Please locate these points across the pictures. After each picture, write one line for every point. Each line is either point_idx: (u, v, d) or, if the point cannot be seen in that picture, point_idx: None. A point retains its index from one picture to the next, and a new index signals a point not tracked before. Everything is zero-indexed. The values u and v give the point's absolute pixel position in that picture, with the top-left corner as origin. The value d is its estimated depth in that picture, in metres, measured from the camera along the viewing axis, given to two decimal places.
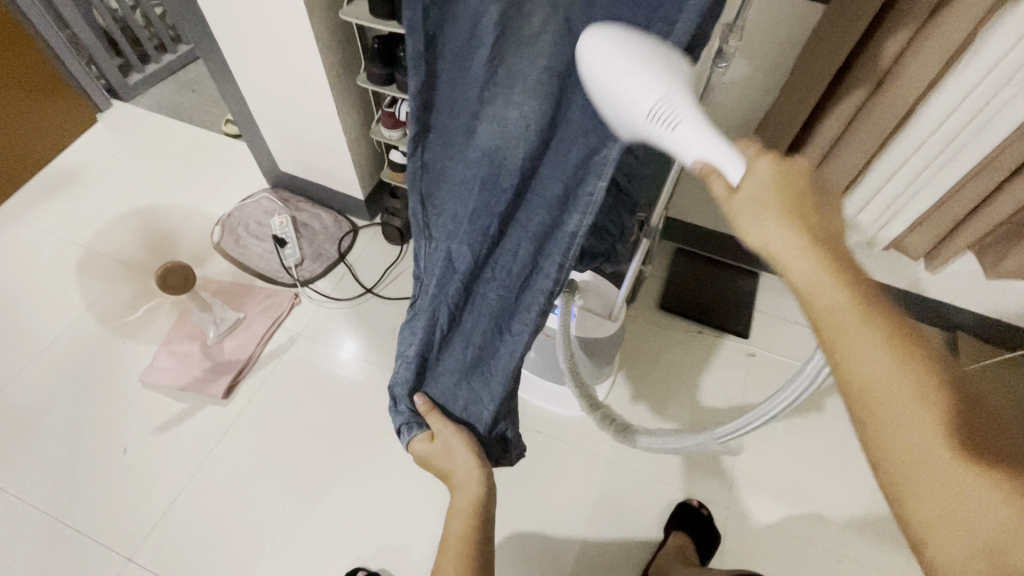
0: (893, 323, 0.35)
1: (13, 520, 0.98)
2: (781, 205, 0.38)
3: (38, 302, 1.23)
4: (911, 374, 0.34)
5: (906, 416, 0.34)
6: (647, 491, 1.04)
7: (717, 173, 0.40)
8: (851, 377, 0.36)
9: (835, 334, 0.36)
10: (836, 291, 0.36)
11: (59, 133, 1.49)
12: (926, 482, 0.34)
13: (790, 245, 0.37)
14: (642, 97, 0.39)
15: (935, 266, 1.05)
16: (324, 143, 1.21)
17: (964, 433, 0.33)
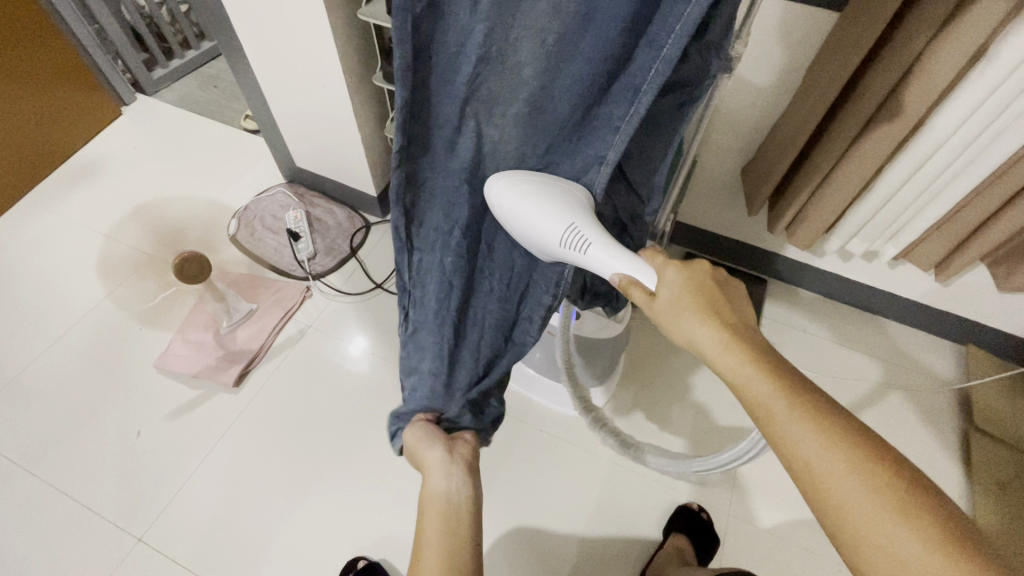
0: (816, 407, 0.41)
1: (31, 497, 1.01)
2: (696, 307, 0.47)
3: (60, 288, 1.27)
4: (842, 452, 0.39)
5: (846, 490, 0.38)
6: (648, 493, 1.04)
7: (636, 286, 0.50)
8: (793, 459, 0.41)
9: (769, 420, 0.42)
10: (761, 382, 0.43)
11: (86, 124, 1.54)
12: (881, 559, 0.37)
13: (711, 344, 0.46)
14: (552, 228, 0.51)
15: (946, 277, 1.04)
16: (339, 139, 1.23)
17: (907, 504, 0.37)
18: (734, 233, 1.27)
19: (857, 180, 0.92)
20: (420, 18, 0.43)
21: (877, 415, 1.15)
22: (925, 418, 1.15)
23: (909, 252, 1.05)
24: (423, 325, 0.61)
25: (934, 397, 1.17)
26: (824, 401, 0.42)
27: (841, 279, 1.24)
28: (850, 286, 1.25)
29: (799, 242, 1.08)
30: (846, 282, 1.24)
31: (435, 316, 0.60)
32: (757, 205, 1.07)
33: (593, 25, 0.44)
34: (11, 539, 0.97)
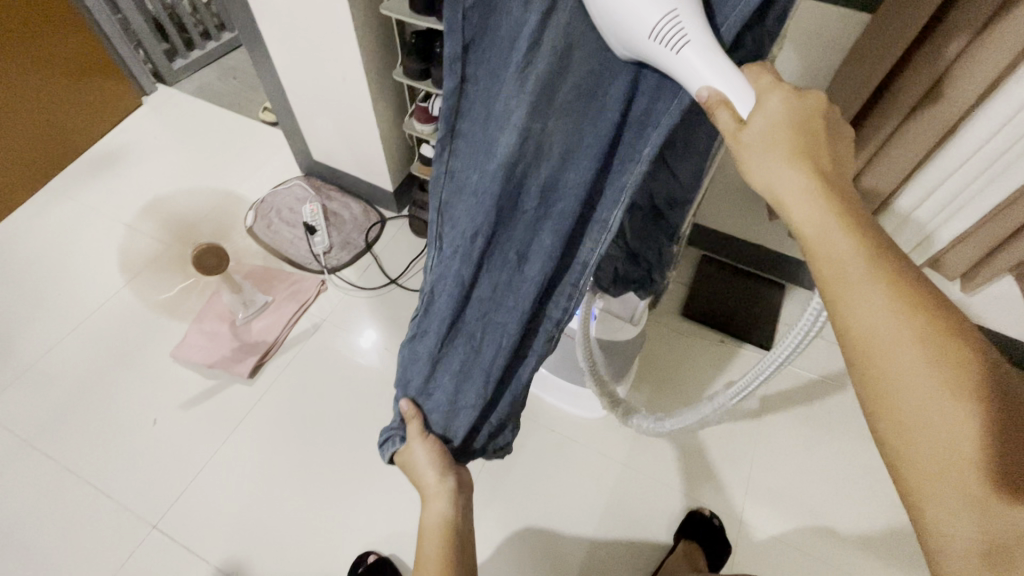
0: (904, 279, 0.34)
1: (49, 481, 1.03)
2: (786, 147, 0.38)
3: (80, 276, 1.28)
4: (912, 323, 0.33)
5: (904, 368, 0.33)
6: (659, 498, 1.03)
7: (728, 107, 0.37)
8: (852, 328, 0.35)
9: (835, 281, 0.36)
10: (842, 236, 0.35)
11: (107, 114, 1.55)
12: (923, 441, 0.32)
13: (794, 189, 0.37)
14: (647, 10, 0.36)
15: (972, 287, 1.03)
16: (357, 134, 1.23)
17: (973, 392, 0.32)
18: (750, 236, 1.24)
19: (885, 184, 0.90)
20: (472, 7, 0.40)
21: None
22: None
23: (935, 260, 1.04)
24: (428, 326, 0.59)
25: None
26: (906, 264, 0.35)
27: None
28: None
29: None
30: None
31: (440, 320, 0.57)
32: None
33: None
34: (30, 522, 0.99)
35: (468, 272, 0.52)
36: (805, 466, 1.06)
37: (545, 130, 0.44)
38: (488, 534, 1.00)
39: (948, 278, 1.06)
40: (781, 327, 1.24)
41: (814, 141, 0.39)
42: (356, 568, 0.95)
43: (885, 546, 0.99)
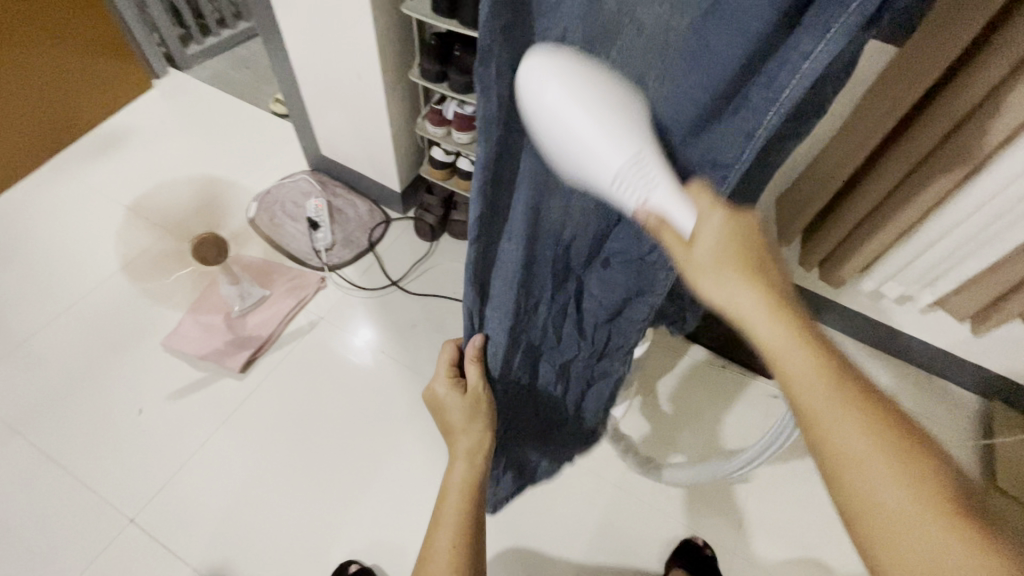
0: (854, 386, 0.35)
1: (24, 466, 1.00)
2: (738, 265, 0.39)
3: (75, 257, 1.26)
4: (889, 454, 0.33)
5: (879, 490, 0.32)
6: (651, 523, 1.01)
7: (666, 228, 0.40)
8: (825, 446, 0.34)
9: (812, 418, 0.35)
10: (791, 341, 0.36)
11: (117, 94, 1.53)
12: (910, 556, 0.31)
13: (757, 309, 0.38)
14: (612, 158, 0.38)
15: (981, 330, 1.01)
16: (369, 134, 1.22)
17: (937, 492, 0.32)
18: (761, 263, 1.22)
19: (897, 225, 0.89)
20: (504, 67, 0.38)
21: None
22: None
23: (945, 300, 1.02)
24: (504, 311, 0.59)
25: None
26: (867, 382, 0.36)
27: (869, 320, 1.20)
28: (875, 329, 1.21)
29: (828, 279, 1.07)
30: (873, 324, 1.21)
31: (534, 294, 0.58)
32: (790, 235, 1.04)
33: (696, 59, 0.40)
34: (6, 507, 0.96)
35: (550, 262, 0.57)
36: (803, 498, 1.04)
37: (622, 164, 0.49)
38: None
39: (957, 319, 1.04)
40: None
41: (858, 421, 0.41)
42: None
43: None
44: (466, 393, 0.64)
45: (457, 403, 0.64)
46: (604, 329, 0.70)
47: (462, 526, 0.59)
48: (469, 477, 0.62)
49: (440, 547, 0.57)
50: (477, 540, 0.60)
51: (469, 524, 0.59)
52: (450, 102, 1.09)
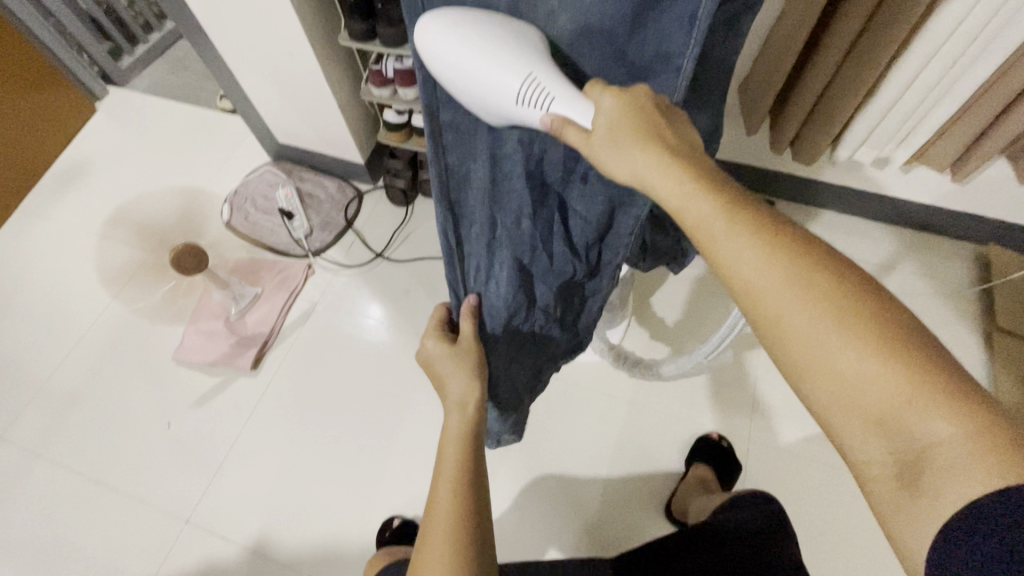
0: (766, 222, 0.37)
1: (77, 493, 1.07)
2: (632, 138, 0.42)
3: (68, 294, 1.28)
4: (793, 272, 0.35)
5: (796, 309, 0.35)
6: (667, 428, 1.06)
7: (572, 127, 0.44)
8: (740, 282, 0.37)
9: (744, 286, 0.37)
10: (703, 202, 0.38)
11: (61, 124, 1.50)
12: (823, 359, 0.34)
13: (652, 168, 0.41)
14: (507, 83, 0.43)
15: (962, 177, 1.00)
16: (317, 111, 1.19)
17: (849, 305, 0.33)
18: (736, 158, 1.22)
19: (859, 88, 0.86)
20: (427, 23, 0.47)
21: None
22: (945, 324, 1.11)
23: (924, 153, 1.00)
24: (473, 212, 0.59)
25: (953, 303, 1.13)
26: (770, 213, 0.38)
27: (854, 190, 1.18)
28: (861, 200, 1.20)
29: (803, 156, 1.05)
30: (856, 195, 1.19)
31: (497, 206, 0.59)
32: (757, 120, 1.01)
33: None
34: (70, 534, 1.03)
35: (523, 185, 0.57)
36: None
37: (577, 67, 0.48)
38: (505, 487, 1.03)
39: (939, 170, 1.03)
40: None
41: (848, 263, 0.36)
42: (384, 532, 0.99)
43: None
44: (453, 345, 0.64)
45: (442, 354, 0.64)
46: (595, 249, 0.66)
47: (461, 471, 0.54)
48: (466, 425, 0.59)
49: (439, 496, 0.52)
50: (478, 480, 0.55)
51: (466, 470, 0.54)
52: (388, 59, 1.05)
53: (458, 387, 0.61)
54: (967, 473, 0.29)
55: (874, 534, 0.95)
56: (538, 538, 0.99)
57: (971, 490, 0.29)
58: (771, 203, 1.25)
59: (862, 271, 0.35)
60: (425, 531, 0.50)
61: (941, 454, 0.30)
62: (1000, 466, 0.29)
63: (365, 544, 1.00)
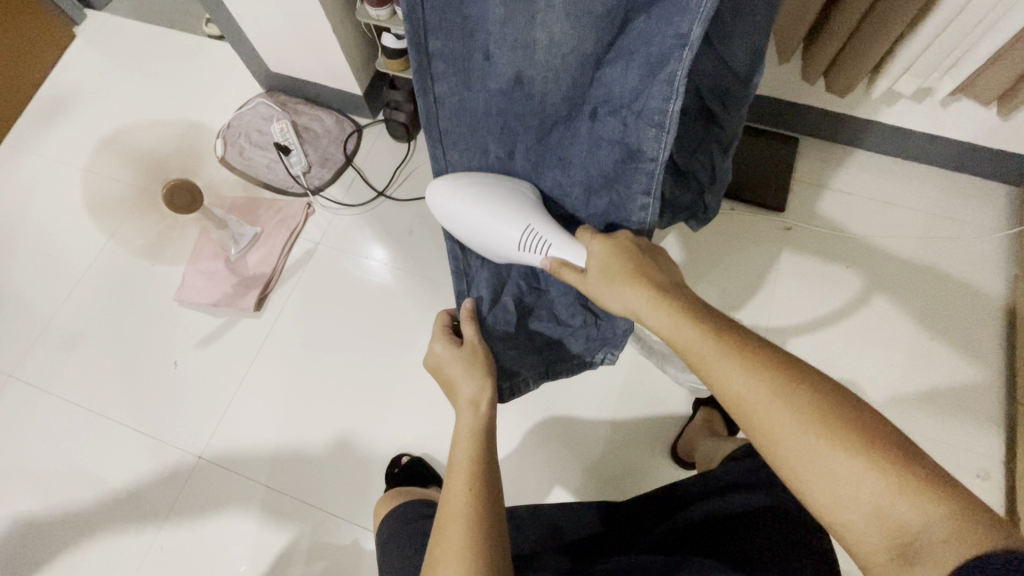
0: (742, 345, 0.44)
1: (90, 428, 1.09)
2: (622, 273, 0.53)
3: (63, 232, 1.25)
4: (772, 392, 0.41)
5: (780, 421, 0.40)
6: (674, 372, 1.05)
7: (569, 267, 0.57)
8: (730, 398, 0.43)
9: (733, 401, 0.43)
10: (690, 329, 0.46)
11: (39, 50, 1.41)
12: (814, 469, 0.38)
13: (641, 303, 0.50)
14: (513, 236, 0.60)
15: (1008, 112, 0.92)
16: (310, 35, 1.10)
17: (823, 415, 0.39)
18: (762, 88, 1.13)
19: (907, 7, 0.77)
20: None
21: (909, 268, 1.08)
22: (968, 267, 1.07)
23: (969, 85, 0.92)
24: (469, 135, 0.61)
25: (979, 246, 1.08)
26: (746, 338, 0.45)
27: (887, 125, 1.10)
28: (895, 137, 1.12)
29: (837, 87, 0.97)
30: (889, 131, 1.11)
31: (493, 125, 0.60)
32: (791, 44, 0.92)
33: None
34: (85, 468, 1.06)
35: (522, 111, 0.57)
36: (821, 322, 1.05)
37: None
38: (511, 428, 1.04)
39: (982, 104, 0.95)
40: (797, 186, 1.16)
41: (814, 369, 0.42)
42: (392, 470, 1.00)
43: (908, 394, 0.99)
44: (462, 347, 0.61)
45: (454, 356, 0.60)
46: (603, 196, 0.62)
47: (475, 470, 0.51)
48: (479, 424, 0.56)
49: (455, 496, 0.50)
50: (495, 485, 0.52)
51: (481, 466, 0.52)
52: None
53: (467, 389, 0.58)
54: (950, 548, 0.34)
55: None
56: (544, 477, 1.00)
57: (952, 565, 0.33)
58: (796, 138, 1.18)
59: (832, 383, 0.41)
60: (440, 532, 0.48)
61: (927, 537, 0.35)
62: (973, 541, 0.34)
63: (374, 480, 1.02)
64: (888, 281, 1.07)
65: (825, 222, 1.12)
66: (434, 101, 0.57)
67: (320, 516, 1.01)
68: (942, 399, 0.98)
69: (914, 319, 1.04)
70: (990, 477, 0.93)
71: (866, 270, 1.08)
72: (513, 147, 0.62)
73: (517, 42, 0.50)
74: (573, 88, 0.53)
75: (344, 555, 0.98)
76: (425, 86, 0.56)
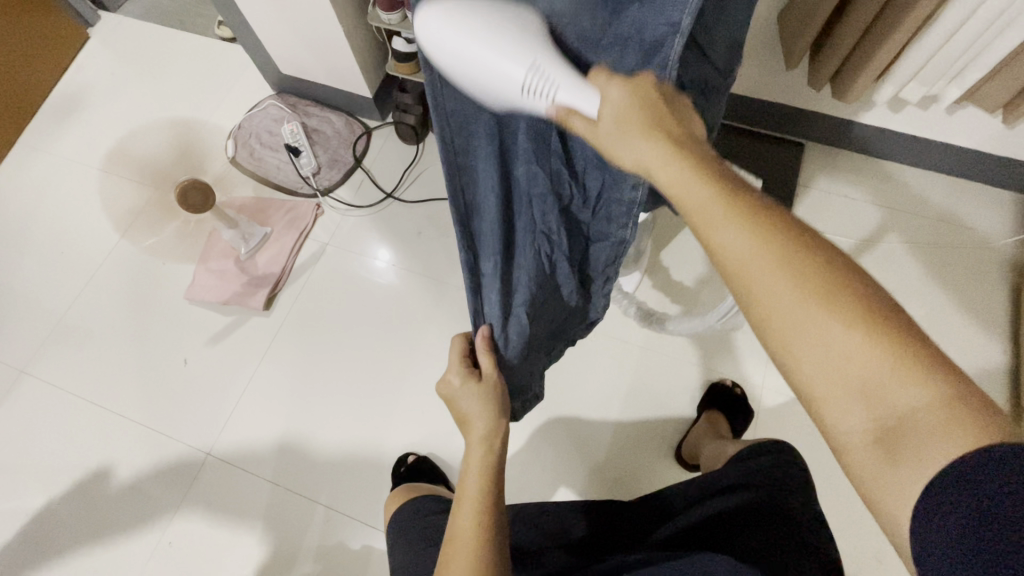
0: (752, 206, 0.36)
1: (100, 424, 1.10)
2: (636, 121, 0.41)
3: (76, 230, 1.27)
4: (774, 257, 0.34)
5: (782, 292, 0.33)
6: (679, 375, 1.05)
7: (577, 115, 0.41)
8: (725, 258, 0.36)
9: (733, 267, 0.35)
10: (699, 186, 0.37)
11: (54, 50, 1.43)
12: (803, 339, 0.33)
13: (648, 152, 0.40)
14: (513, 74, 0.39)
15: (1013, 120, 0.92)
16: (321, 38, 1.11)
17: (835, 290, 0.33)
18: (768, 95, 1.14)
19: (912, 17, 0.78)
20: None
21: (914, 274, 1.08)
22: (974, 274, 1.07)
23: (972, 93, 0.93)
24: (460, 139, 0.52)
25: (984, 253, 1.08)
26: (756, 198, 0.37)
27: (893, 132, 1.11)
28: (900, 143, 1.13)
29: (843, 93, 0.98)
30: (894, 137, 1.12)
31: None
32: (797, 50, 0.93)
33: None
34: (99, 463, 1.07)
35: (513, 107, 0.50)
36: None
37: None
38: (516, 428, 1.04)
39: (987, 112, 0.96)
40: (803, 191, 1.17)
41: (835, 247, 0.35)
42: (399, 468, 1.01)
43: None
44: (478, 381, 0.61)
45: (469, 391, 0.61)
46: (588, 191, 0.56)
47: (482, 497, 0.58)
48: (490, 464, 0.60)
49: (463, 527, 0.55)
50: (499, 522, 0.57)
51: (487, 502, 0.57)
52: None
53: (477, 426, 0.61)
54: (938, 439, 0.29)
55: None
56: (549, 476, 1.01)
57: (943, 459, 0.29)
58: (801, 144, 1.19)
59: (847, 259, 0.34)
60: (445, 557, 0.54)
61: (916, 423, 0.30)
62: (969, 437, 0.29)
63: (382, 478, 1.03)
64: (893, 285, 1.08)
65: (830, 228, 1.13)
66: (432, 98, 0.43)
67: (326, 514, 1.01)
68: None
69: (918, 326, 1.05)
70: None
71: (870, 275, 1.09)
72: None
73: (513, 25, 0.42)
74: None
75: (350, 552, 0.99)
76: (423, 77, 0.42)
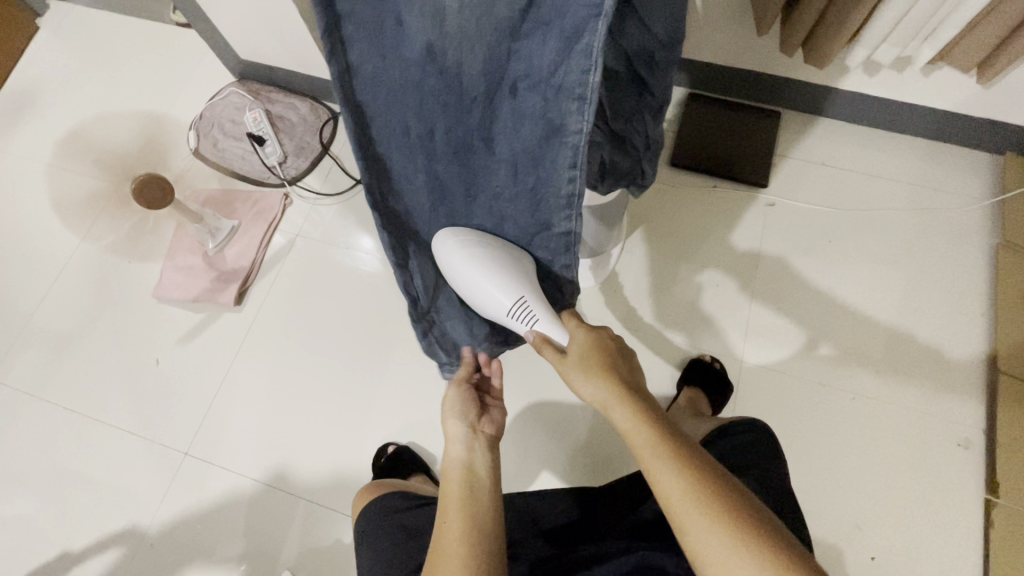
0: (680, 452, 0.48)
1: (73, 427, 1.08)
2: (595, 367, 0.55)
3: (35, 230, 1.23)
4: (701, 502, 0.45)
5: (703, 529, 0.44)
6: (658, 352, 1.04)
7: (550, 345, 0.60)
8: (663, 499, 0.47)
9: (668, 504, 0.47)
10: (641, 431, 0.50)
11: (1, 43, 1.37)
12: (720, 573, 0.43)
13: (608, 398, 0.53)
14: (505, 302, 0.62)
15: (987, 79, 0.91)
16: (277, 20, 1.07)
17: (745, 529, 0.44)
18: (741, 62, 1.11)
19: None
20: None
21: (891, 241, 1.07)
22: (951, 238, 1.06)
23: (947, 53, 0.91)
24: (396, 134, 0.51)
25: (962, 217, 1.07)
26: (686, 447, 0.49)
27: (868, 96, 1.09)
28: (876, 108, 1.11)
29: (816, 59, 0.96)
30: (870, 103, 1.10)
31: (415, 114, 0.50)
32: (768, 15, 0.90)
33: None
34: (74, 467, 1.05)
35: (446, 105, 0.50)
36: (806, 297, 1.05)
37: None
38: None
39: (961, 72, 0.94)
40: (779, 160, 1.15)
41: (737, 484, 0.48)
42: (379, 460, 1.00)
43: (888, 364, 1.00)
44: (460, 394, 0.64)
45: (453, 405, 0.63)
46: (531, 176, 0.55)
47: (467, 497, 0.56)
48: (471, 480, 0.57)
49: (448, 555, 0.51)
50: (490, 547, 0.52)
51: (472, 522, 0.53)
52: None
53: (457, 424, 0.61)
54: None
55: (862, 448, 0.95)
56: (531, 461, 1.01)
57: None
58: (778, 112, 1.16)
59: (750, 500, 0.47)
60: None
61: None
62: None
63: (362, 468, 1.02)
64: (866, 254, 1.07)
65: (808, 197, 1.11)
66: (347, 71, 0.45)
67: (307, 508, 1.01)
68: (922, 370, 0.99)
69: (895, 293, 1.04)
70: (971, 445, 0.94)
71: (847, 244, 1.08)
72: (434, 127, 0.51)
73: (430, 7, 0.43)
74: (496, 60, 0.47)
75: (333, 544, 0.98)
76: (333, 50, 0.44)
